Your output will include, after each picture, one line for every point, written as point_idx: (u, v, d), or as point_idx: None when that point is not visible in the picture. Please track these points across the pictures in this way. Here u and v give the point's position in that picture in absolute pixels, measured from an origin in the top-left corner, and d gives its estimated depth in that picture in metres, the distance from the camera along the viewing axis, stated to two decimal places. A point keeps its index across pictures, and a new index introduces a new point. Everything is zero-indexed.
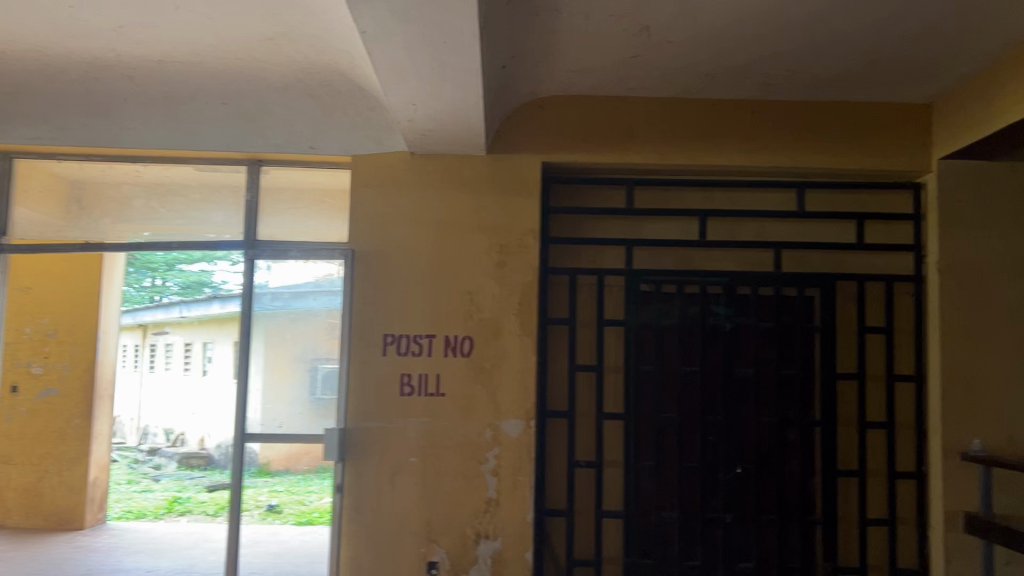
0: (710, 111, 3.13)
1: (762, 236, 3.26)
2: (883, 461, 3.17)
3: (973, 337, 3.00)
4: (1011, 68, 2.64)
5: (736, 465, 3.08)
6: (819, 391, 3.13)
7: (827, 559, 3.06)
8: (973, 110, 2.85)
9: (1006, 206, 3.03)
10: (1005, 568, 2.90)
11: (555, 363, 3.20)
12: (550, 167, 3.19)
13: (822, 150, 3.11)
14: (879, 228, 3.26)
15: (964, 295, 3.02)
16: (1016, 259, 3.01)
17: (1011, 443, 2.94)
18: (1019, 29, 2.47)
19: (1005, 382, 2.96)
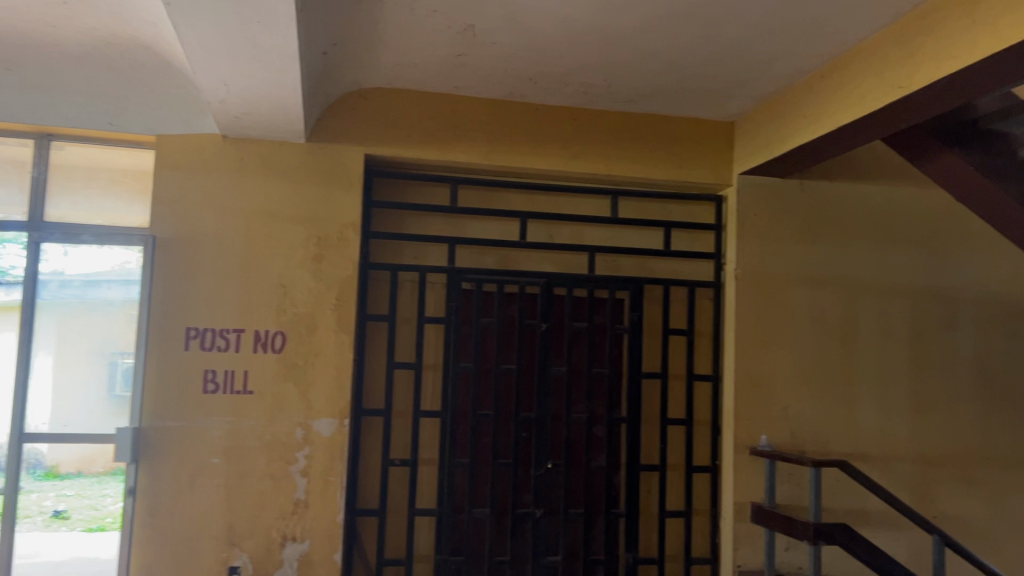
0: (532, 115, 3.20)
1: (578, 239, 3.37)
2: (682, 456, 3.36)
3: (764, 340, 3.24)
4: (801, 95, 2.89)
5: (547, 461, 3.16)
6: (626, 389, 3.28)
7: (628, 550, 3.21)
8: (769, 130, 3.09)
9: (794, 220, 3.31)
10: (784, 554, 3.17)
11: (372, 360, 3.14)
12: (374, 159, 3.13)
13: (635, 160, 3.27)
14: (684, 236, 3.46)
15: (757, 301, 3.26)
16: (801, 270, 3.29)
17: (793, 438, 3.21)
18: (808, 58, 2.70)
19: (788, 382, 3.23)
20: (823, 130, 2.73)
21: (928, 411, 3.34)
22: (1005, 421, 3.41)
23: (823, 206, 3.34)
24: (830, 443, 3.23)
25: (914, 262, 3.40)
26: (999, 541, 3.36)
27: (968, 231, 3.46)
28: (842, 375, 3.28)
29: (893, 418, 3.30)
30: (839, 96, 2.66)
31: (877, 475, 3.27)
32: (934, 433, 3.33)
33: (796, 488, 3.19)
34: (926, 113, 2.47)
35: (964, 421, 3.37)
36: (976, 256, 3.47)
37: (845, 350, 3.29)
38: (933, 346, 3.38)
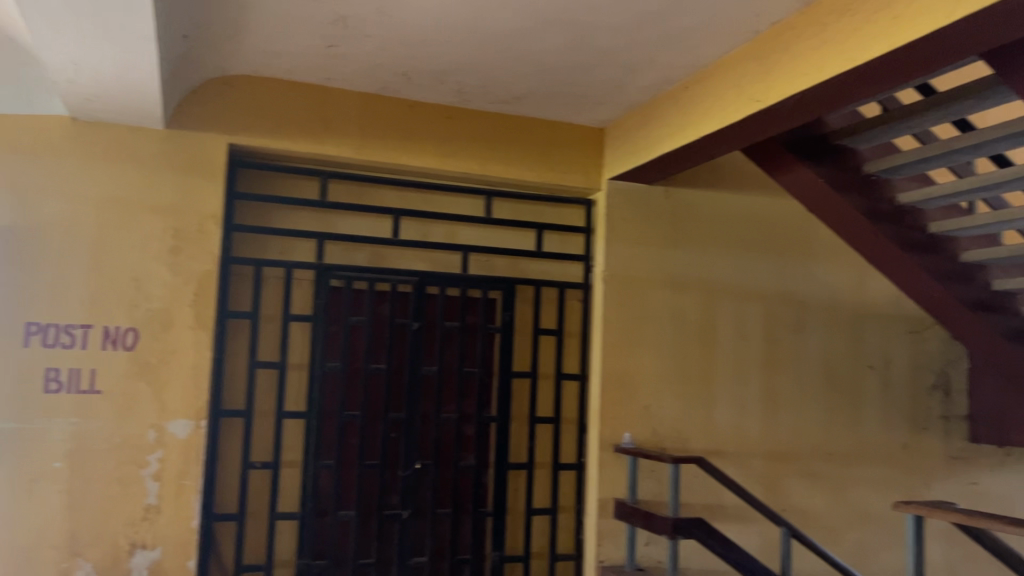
0: (406, 111, 3.16)
1: (450, 238, 3.35)
2: (548, 454, 3.41)
3: (628, 341, 3.34)
4: (666, 105, 2.99)
5: (415, 461, 3.14)
6: (495, 389, 3.30)
7: (495, 548, 3.23)
8: (636, 137, 3.18)
9: (658, 226, 3.43)
10: (644, 548, 3.27)
11: (233, 359, 3.02)
12: (238, 149, 3.01)
13: (508, 161, 3.29)
14: (555, 238, 3.52)
15: (623, 303, 3.35)
16: (665, 273, 3.41)
17: (654, 436, 3.32)
18: (673, 69, 2.79)
19: (651, 381, 3.34)
20: (687, 138, 2.83)
21: (779, 409, 3.53)
22: (847, 418, 3.64)
23: (686, 213, 3.47)
24: (689, 440, 3.36)
25: (769, 268, 3.58)
26: (840, 530, 3.59)
27: (817, 239, 3.68)
28: (701, 376, 3.42)
29: (747, 416, 3.47)
30: (702, 107, 2.77)
31: (731, 471, 3.43)
32: (783, 429, 3.52)
33: (657, 484, 3.30)
34: (780, 127, 2.61)
35: (811, 419, 3.58)
36: (825, 262, 3.69)
37: (704, 352, 3.43)
38: (785, 347, 3.57)
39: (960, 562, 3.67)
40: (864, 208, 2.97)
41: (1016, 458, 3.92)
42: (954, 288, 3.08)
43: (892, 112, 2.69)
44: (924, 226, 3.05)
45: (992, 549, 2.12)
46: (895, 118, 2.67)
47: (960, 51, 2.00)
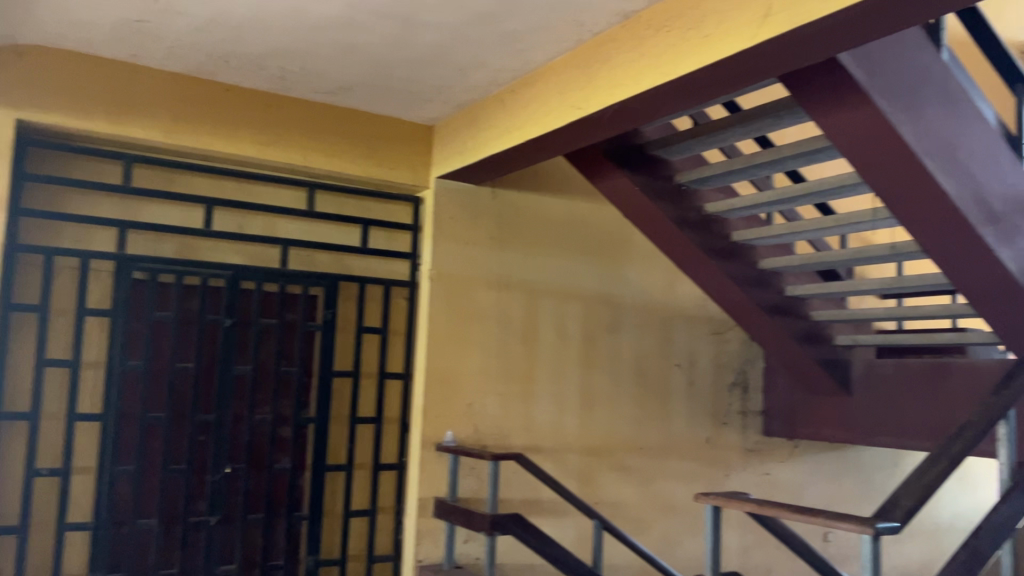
0: (223, 96, 3.00)
1: (270, 231, 3.22)
2: (369, 454, 3.35)
3: (452, 340, 3.34)
4: (494, 106, 3.02)
5: (225, 465, 2.98)
6: (314, 389, 3.21)
7: (309, 553, 3.13)
8: (464, 137, 3.19)
9: (484, 225, 3.46)
10: (463, 546, 3.29)
11: (18, 356, 2.74)
12: (28, 126, 2.73)
13: (332, 154, 3.20)
14: (380, 234, 3.46)
15: (448, 302, 3.35)
16: (490, 272, 3.45)
17: (476, 434, 3.34)
18: (500, 72, 2.82)
19: (473, 380, 3.36)
20: (513, 140, 2.86)
21: (594, 406, 3.66)
22: (657, 415, 3.84)
23: (512, 214, 3.52)
24: (509, 437, 3.42)
25: (590, 270, 3.71)
26: (648, 521, 3.77)
27: (634, 244, 3.85)
28: (522, 374, 3.48)
29: (564, 413, 3.57)
30: (527, 111, 2.81)
31: (549, 467, 3.51)
32: (598, 426, 3.66)
33: (476, 482, 3.32)
34: (601, 134, 2.69)
35: (624, 415, 3.74)
36: (642, 266, 3.86)
37: (526, 350, 3.50)
38: (601, 347, 3.70)
39: (752, 546, 3.97)
40: (676, 215, 3.14)
41: (803, 450, 4.28)
42: (751, 292, 3.32)
43: (701, 127, 2.85)
44: (729, 235, 3.27)
45: (778, 533, 2.26)
46: (704, 132, 2.83)
47: (762, 73, 2.15)
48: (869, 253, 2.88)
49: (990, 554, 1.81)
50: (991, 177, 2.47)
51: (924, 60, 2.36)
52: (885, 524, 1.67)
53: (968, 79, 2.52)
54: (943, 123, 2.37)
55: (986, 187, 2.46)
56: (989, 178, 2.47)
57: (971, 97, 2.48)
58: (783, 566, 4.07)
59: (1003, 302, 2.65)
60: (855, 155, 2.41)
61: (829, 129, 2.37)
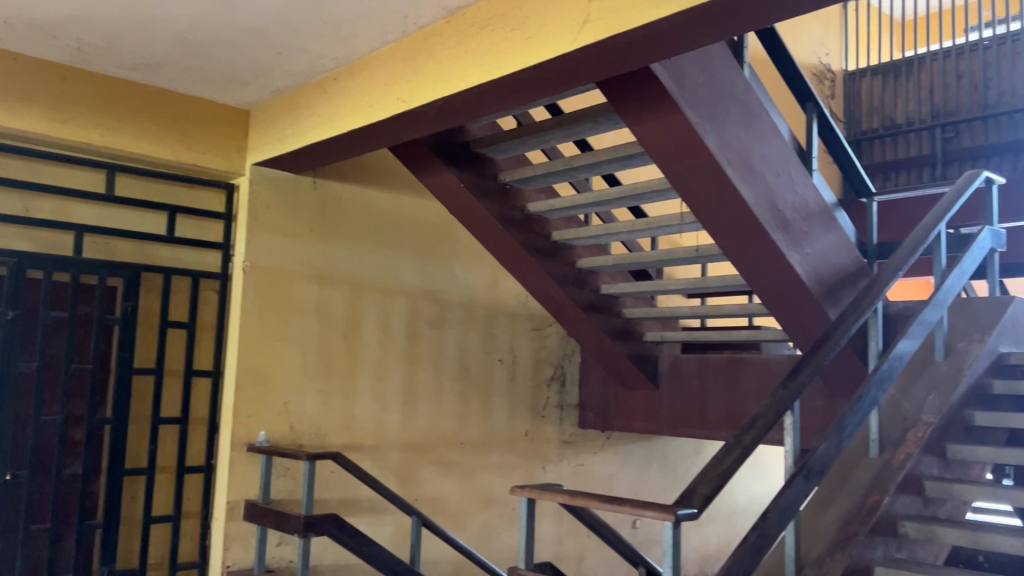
0: (8, 65, 2.71)
1: (63, 216, 2.94)
2: (173, 457, 3.15)
3: (267, 335, 3.20)
4: (314, 94, 2.92)
5: (5, 472, 2.70)
6: (111, 387, 2.97)
7: (103, 564, 2.90)
8: (283, 124, 3.07)
9: (304, 217, 3.34)
10: (275, 549, 3.17)
11: None
12: None
13: (136, 135, 2.98)
14: (190, 223, 3.25)
15: (263, 295, 3.20)
16: (310, 266, 3.34)
17: (291, 433, 3.23)
18: (322, 59, 2.74)
19: (288, 377, 3.24)
20: (335, 131, 2.79)
21: (415, 403, 3.63)
22: (478, 410, 3.87)
23: (333, 205, 3.43)
24: (326, 435, 3.32)
25: (412, 265, 3.67)
26: (467, 515, 3.80)
27: (458, 240, 3.85)
28: (341, 370, 3.40)
29: (384, 410, 3.52)
30: (350, 101, 2.75)
31: (368, 465, 3.45)
32: (419, 422, 3.64)
33: (291, 483, 3.22)
34: (425, 129, 2.67)
35: (444, 411, 3.74)
36: (465, 262, 3.87)
37: (347, 346, 3.42)
38: (423, 342, 3.68)
39: (567, 535, 4.10)
40: (499, 213, 3.17)
41: (615, 441, 4.48)
42: (569, 289, 3.42)
43: (523, 127, 2.90)
44: (550, 234, 3.35)
45: (589, 520, 2.33)
46: (526, 133, 2.88)
47: (579, 78, 2.21)
48: (676, 255, 3.05)
49: (775, 535, 1.96)
50: (783, 187, 2.68)
51: (728, 75, 2.52)
52: (684, 511, 1.77)
53: (766, 95, 2.72)
54: (743, 135, 2.55)
55: (779, 197, 2.67)
56: (781, 188, 2.68)
57: (767, 112, 2.68)
58: (595, 553, 4.24)
59: (791, 303, 2.89)
60: (666, 162, 2.54)
61: (643, 135, 2.48)
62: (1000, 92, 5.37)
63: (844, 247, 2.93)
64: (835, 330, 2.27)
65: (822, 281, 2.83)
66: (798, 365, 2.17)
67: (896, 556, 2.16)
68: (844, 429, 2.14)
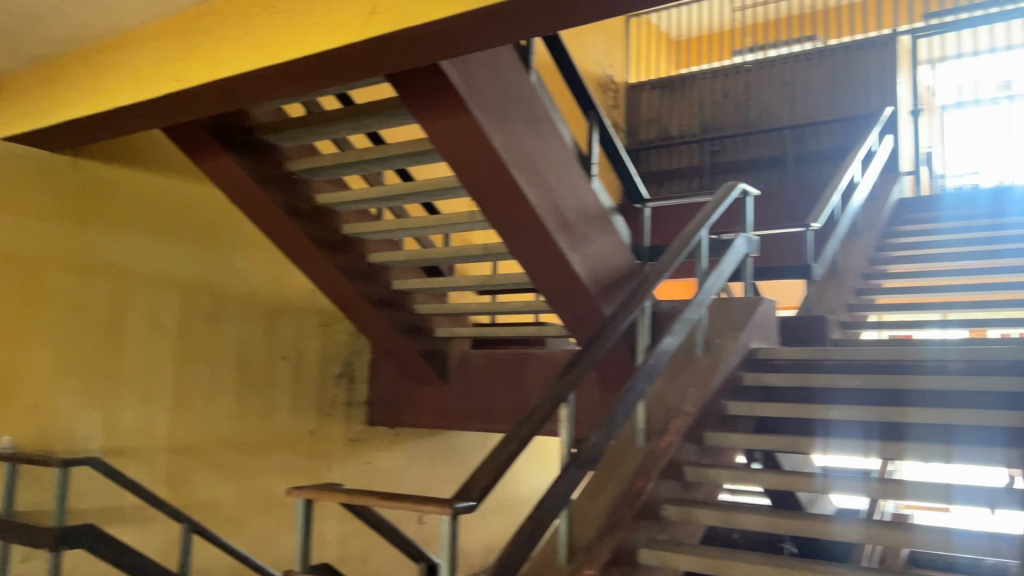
0: None
1: None
2: None
3: (13, 328, 2.87)
4: (75, 65, 2.67)
5: None
6: None
7: None
8: (38, 96, 2.77)
9: (62, 199, 3.04)
10: (19, 566, 2.87)
11: None
12: None
13: None
14: None
15: (8, 284, 2.87)
16: (65, 253, 3.04)
17: (42, 437, 2.93)
18: (83, 28, 2.51)
19: (38, 375, 2.93)
20: (99, 106, 2.56)
21: (187, 402, 3.42)
22: (257, 409, 3.71)
23: (96, 188, 3.15)
24: (80, 439, 3.05)
25: (187, 256, 3.45)
26: (245, 519, 3.63)
27: (239, 231, 3.68)
28: (103, 367, 3.13)
29: (152, 410, 3.28)
30: (116, 76, 2.53)
31: (132, 470, 3.21)
32: (191, 423, 3.43)
33: (40, 492, 2.92)
34: (201, 110, 2.52)
35: (221, 410, 3.55)
36: (247, 254, 3.70)
37: (109, 341, 3.15)
38: (199, 338, 3.47)
39: (351, 535, 4.04)
40: (283, 203, 3.06)
41: (402, 438, 4.48)
42: (357, 284, 3.36)
43: (311, 116, 2.81)
44: (338, 227, 3.28)
45: (375, 522, 2.29)
46: (313, 122, 2.80)
47: (367, 70, 2.17)
48: (465, 253, 3.08)
49: (548, 524, 2.02)
50: (564, 190, 2.79)
51: (515, 78, 2.58)
52: (462, 503, 1.78)
53: (551, 100, 2.82)
54: (527, 138, 2.62)
55: (560, 199, 2.77)
56: (563, 191, 2.79)
57: (551, 117, 2.77)
58: (379, 550, 4.21)
59: (570, 301, 3.01)
60: (453, 158, 2.56)
61: (431, 130, 2.48)
62: (759, 111, 6.00)
63: (619, 249, 3.10)
64: (608, 326, 2.39)
65: (599, 280, 2.98)
66: (573, 360, 2.26)
67: (657, 537, 2.31)
68: (614, 419, 2.25)
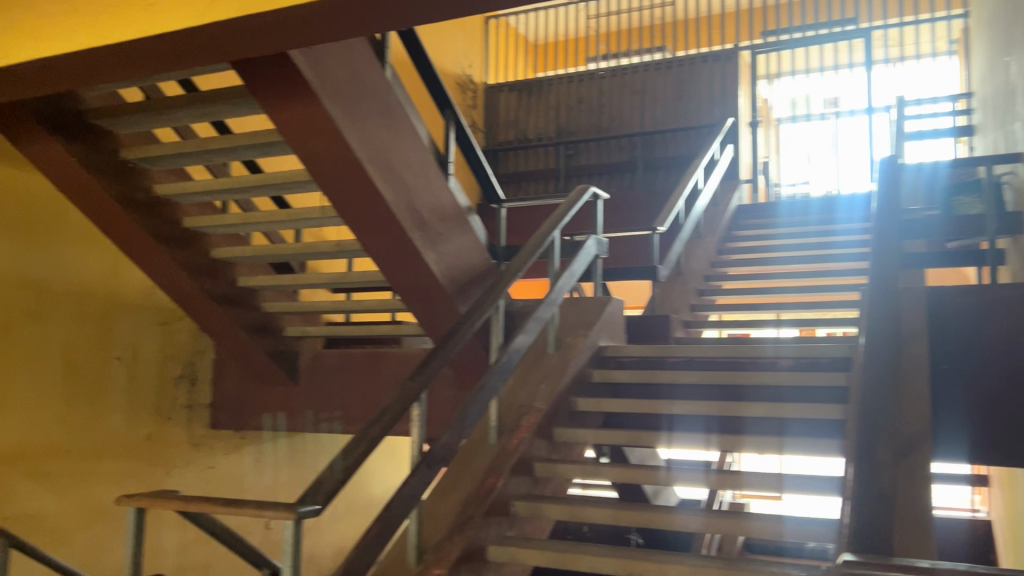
0: None
1: None
2: None
3: None
4: None
5: None
6: None
7: None
8: None
9: None
10: None
11: None
12: None
13: None
14: None
15: None
16: None
17: None
18: None
19: None
20: None
21: (8, 407, 3.13)
22: (87, 413, 3.46)
23: None
24: None
25: (8, 247, 3.15)
26: (71, 531, 3.38)
27: (67, 222, 3.41)
28: None
29: None
30: None
31: None
32: (13, 429, 3.15)
33: None
34: (26, 89, 2.32)
35: (47, 415, 3.28)
36: (76, 247, 3.44)
37: None
38: (20, 337, 3.17)
39: (191, 543, 3.85)
40: (118, 193, 2.87)
41: (249, 441, 4.31)
42: (200, 280, 3.20)
43: (151, 101, 2.64)
44: (179, 220, 3.11)
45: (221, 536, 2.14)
46: (153, 108, 2.63)
47: (211, 56, 2.07)
48: (317, 250, 2.99)
49: (398, 525, 2.00)
50: (420, 188, 2.76)
51: (369, 72, 2.54)
52: (307, 507, 1.73)
53: (407, 97, 2.78)
54: (382, 134, 2.58)
55: (416, 196, 2.75)
56: (418, 189, 2.76)
57: (408, 113, 2.74)
58: (220, 558, 4.03)
59: (425, 300, 2.98)
60: (304, 150, 2.48)
61: (281, 121, 2.40)
62: (611, 117, 6.21)
63: (475, 248, 3.10)
64: (462, 324, 2.39)
65: (455, 278, 2.96)
66: (427, 358, 2.24)
67: (507, 533, 2.32)
68: (466, 417, 2.25)
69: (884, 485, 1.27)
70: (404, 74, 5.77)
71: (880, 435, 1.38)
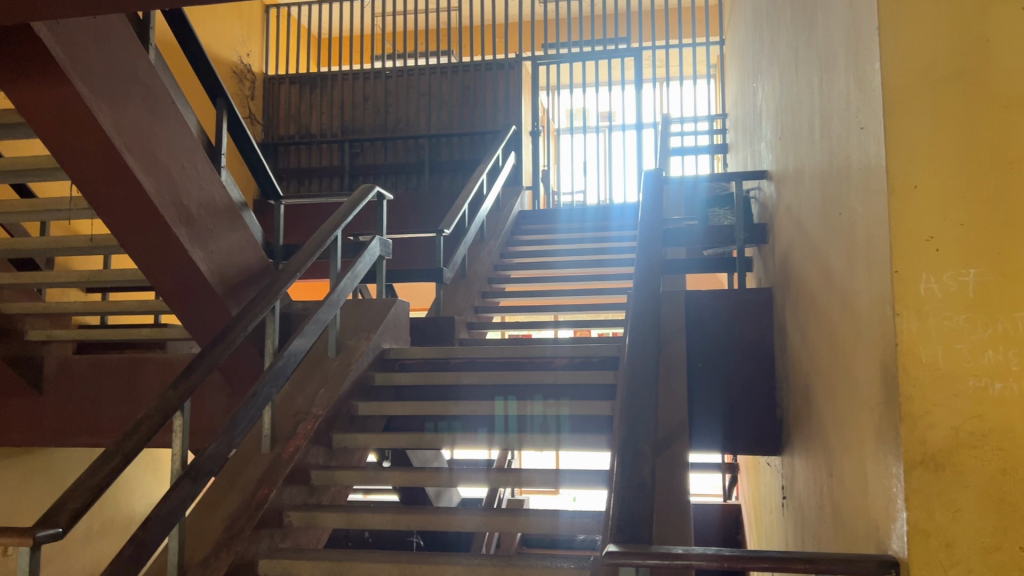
0: None
1: None
2: None
3: None
4: None
5: None
6: None
7: None
8: None
9: None
10: None
11: None
12: None
13: None
14: None
15: None
16: None
17: None
18: None
19: None
20: None
21: None
22: None
23: None
24: None
25: None
26: None
27: None
28: None
29: None
30: None
31: None
32: None
33: None
34: None
35: None
36: None
37: None
38: None
39: None
40: None
41: None
42: None
43: None
44: None
45: None
46: None
47: None
48: (65, 246, 2.70)
49: (157, 545, 1.84)
50: (186, 180, 2.57)
51: (128, 54, 2.33)
52: (47, 531, 1.53)
53: (172, 81, 2.59)
54: (144, 120, 2.38)
55: (181, 190, 2.55)
56: (184, 182, 2.57)
57: (174, 101, 2.55)
58: None
59: (194, 301, 2.78)
60: (49, 136, 2.23)
61: (20, 102, 2.12)
62: (398, 117, 6.16)
63: (250, 246, 2.93)
64: (233, 327, 2.25)
65: (228, 278, 2.78)
66: (191, 363, 2.08)
67: (279, 545, 2.21)
68: (235, 426, 2.12)
69: (644, 475, 1.32)
70: (173, 61, 5.45)
71: (642, 428, 1.43)
